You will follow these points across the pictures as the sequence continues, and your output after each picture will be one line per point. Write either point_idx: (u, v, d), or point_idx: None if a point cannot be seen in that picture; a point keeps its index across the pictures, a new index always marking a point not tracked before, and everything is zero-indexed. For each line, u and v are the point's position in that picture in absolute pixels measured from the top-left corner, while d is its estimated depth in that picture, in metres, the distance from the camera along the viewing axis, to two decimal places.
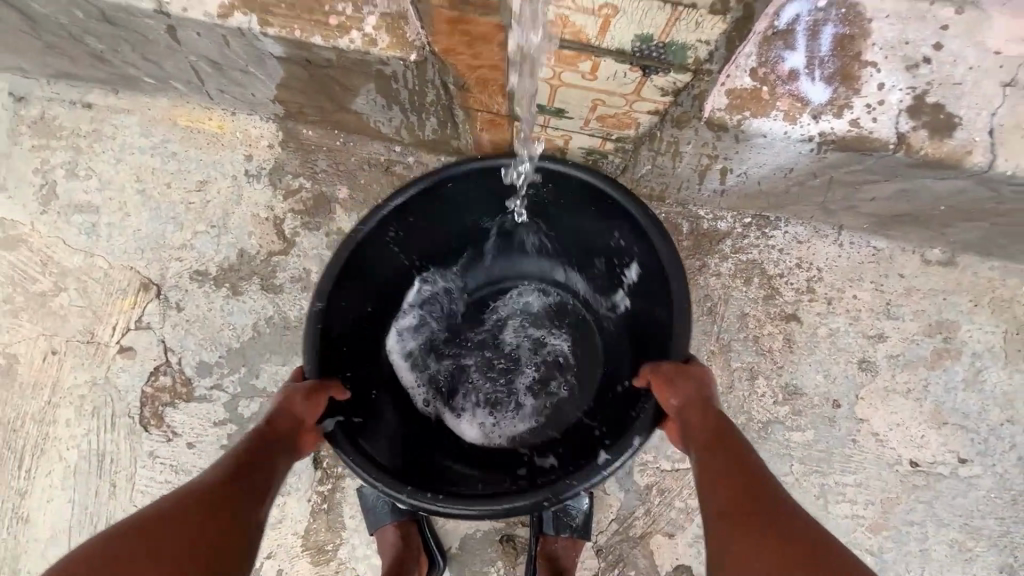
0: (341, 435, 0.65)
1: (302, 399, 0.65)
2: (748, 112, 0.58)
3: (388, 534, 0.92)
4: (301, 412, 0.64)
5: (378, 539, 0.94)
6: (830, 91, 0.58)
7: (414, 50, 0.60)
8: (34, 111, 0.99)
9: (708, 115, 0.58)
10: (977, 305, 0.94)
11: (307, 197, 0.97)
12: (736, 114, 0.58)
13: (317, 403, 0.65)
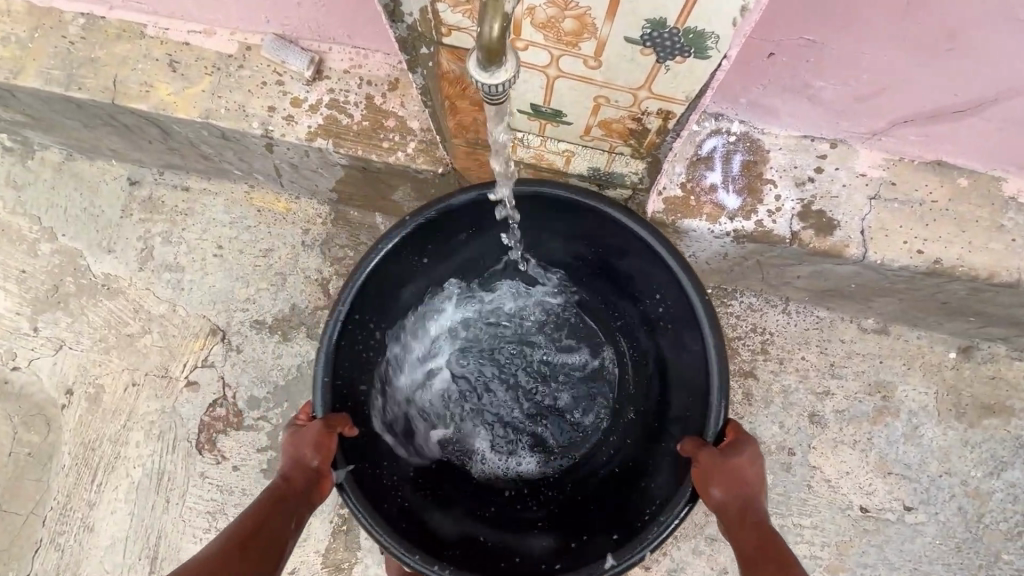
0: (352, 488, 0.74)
1: (321, 448, 0.72)
2: (680, 213, 0.79)
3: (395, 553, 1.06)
4: (315, 460, 0.72)
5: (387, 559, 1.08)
6: (740, 200, 0.79)
7: (442, 165, 0.84)
8: (144, 192, 1.26)
9: (652, 215, 0.80)
10: (910, 369, 1.10)
11: (349, 264, 1.21)
12: (672, 215, 0.80)
13: (324, 448, 0.72)
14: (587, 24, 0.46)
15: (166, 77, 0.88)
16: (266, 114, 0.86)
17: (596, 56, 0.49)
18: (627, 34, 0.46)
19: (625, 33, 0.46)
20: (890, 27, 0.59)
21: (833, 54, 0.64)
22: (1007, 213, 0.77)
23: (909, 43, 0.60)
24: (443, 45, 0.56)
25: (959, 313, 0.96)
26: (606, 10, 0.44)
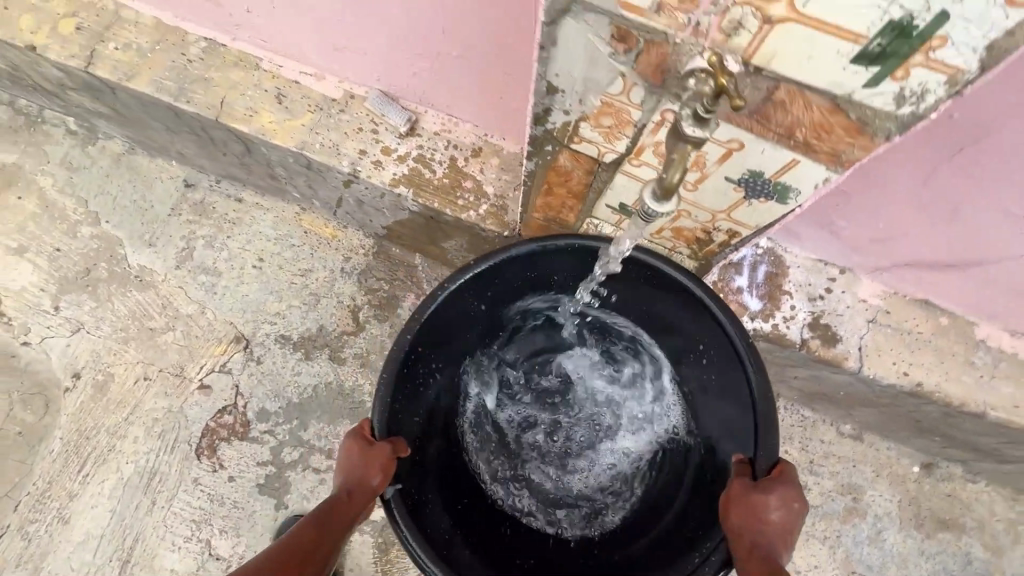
0: (398, 503, 0.77)
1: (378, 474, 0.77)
2: None
3: None
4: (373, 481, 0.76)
5: None
6: (761, 304, 0.91)
7: (508, 229, 0.94)
8: (197, 196, 1.32)
9: None
10: (878, 476, 1.21)
11: (382, 296, 1.27)
12: None
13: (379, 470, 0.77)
14: (701, 163, 0.64)
15: (271, 107, 0.97)
16: (357, 156, 0.96)
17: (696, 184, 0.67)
18: (728, 175, 0.64)
19: (727, 174, 0.64)
20: (914, 193, 0.74)
21: (864, 201, 0.78)
22: (978, 352, 0.91)
23: (925, 207, 0.75)
24: (567, 147, 0.68)
25: (927, 432, 1.09)
26: (720, 156, 0.62)
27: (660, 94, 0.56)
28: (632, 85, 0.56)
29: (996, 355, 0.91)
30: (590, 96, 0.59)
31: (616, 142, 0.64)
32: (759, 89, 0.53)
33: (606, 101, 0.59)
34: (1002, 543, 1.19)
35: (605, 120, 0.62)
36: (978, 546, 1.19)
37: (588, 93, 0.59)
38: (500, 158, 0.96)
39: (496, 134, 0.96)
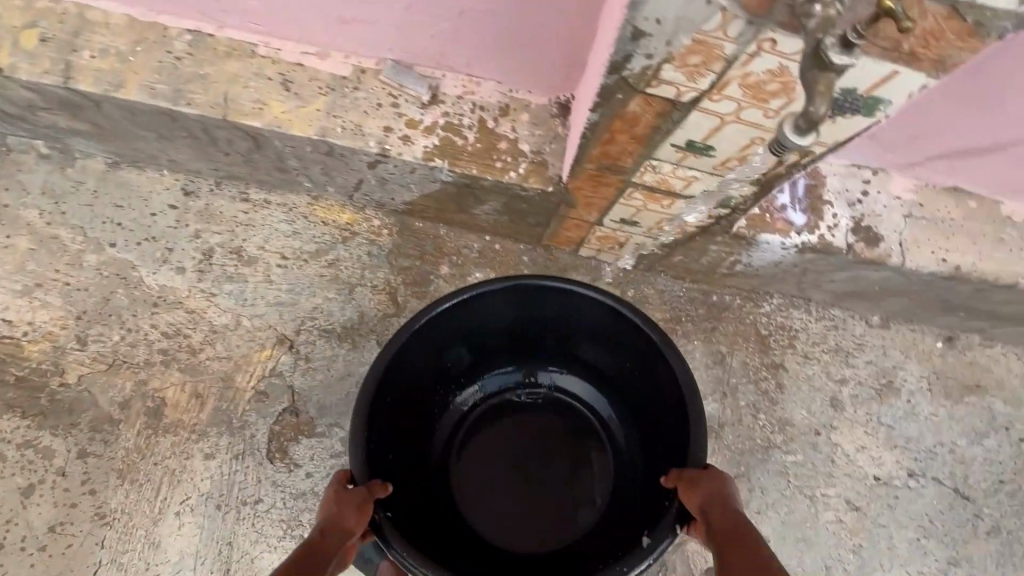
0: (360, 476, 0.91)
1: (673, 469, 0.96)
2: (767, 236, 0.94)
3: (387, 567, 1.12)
4: (348, 521, 0.81)
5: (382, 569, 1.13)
6: (826, 217, 0.95)
7: (551, 184, 0.92)
8: (200, 203, 1.26)
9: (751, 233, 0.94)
10: (907, 357, 1.31)
11: (413, 272, 1.26)
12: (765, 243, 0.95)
13: (367, 508, 0.85)
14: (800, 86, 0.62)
15: (280, 96, 0.92)
16: (384, 135, 0.92)
17: (779, 112, 0.62)
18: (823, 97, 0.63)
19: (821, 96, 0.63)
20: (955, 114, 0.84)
21: (920, 124, 0.86)
22: (1005, 228, 0.98)
23: (965, 112, 0.83)
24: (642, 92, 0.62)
25: (955, 309, 1.17)
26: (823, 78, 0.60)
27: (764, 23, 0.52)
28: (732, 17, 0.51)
29: (1020, 228, 0.98)
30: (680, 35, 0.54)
31: (700, 81, 0.59)
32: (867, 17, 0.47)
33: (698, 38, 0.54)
34: (1020, 396, 1.32)
35: (692, 60, 0.56)
36: (1000, 401, 1.31)
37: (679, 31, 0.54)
38: (530, 112, 0.94)
39: (536, 87, 0.93)
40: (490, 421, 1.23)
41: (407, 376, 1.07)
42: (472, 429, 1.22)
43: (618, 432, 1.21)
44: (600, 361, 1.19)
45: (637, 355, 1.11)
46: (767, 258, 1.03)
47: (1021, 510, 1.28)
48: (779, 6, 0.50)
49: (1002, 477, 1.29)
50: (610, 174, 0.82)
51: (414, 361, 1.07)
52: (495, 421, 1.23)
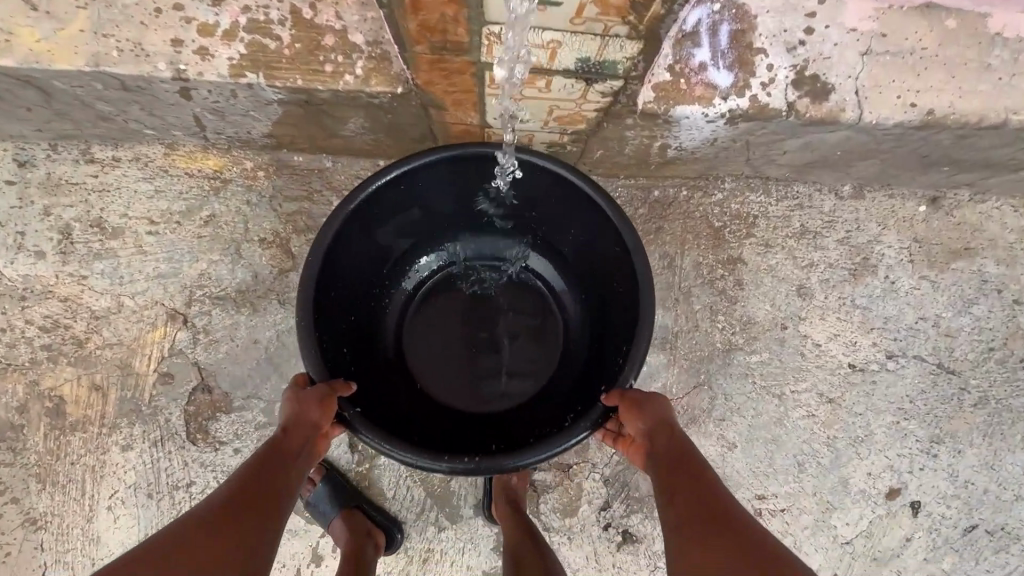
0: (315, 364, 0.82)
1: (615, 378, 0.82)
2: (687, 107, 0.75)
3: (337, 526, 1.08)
4: (312, 418, 0.78)
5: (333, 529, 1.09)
6: (762, 71, 0.74)
7: (398, 84, 0.73)
8: (41, 173, 1.07)
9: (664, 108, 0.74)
10: (885, 227, 1.14)
11: (303, 216, 1.09)
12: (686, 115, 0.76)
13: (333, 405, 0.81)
14: None
15: (31, 21, 0.71)
16: (174, 52, 0.72)
17: None
18: None
19: None
20: None
21: None
22: (993, 50, 0.76)
23: None
24: None
25: (935, 165, 0.97)
26: None
27: None
28: None
29: (1013, 47, 0.76)
30: None
31: None
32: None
33: None
34: (1016, 253, 1.15)
35: None
36: (993, 263, 1.15)
37: None
38: None
39: None
40: (440, 307, 1.07)
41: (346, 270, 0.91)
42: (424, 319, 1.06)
43: (573, 321, 1.05)
44: (562, 249, 1.01)
45: (607, 261, 0.93)
46: (700, 135, 0.83)
47: (1012, 377, 1.17)
48: None
49: (992, 344, 1.16)
50: (453, 55, 0.62)
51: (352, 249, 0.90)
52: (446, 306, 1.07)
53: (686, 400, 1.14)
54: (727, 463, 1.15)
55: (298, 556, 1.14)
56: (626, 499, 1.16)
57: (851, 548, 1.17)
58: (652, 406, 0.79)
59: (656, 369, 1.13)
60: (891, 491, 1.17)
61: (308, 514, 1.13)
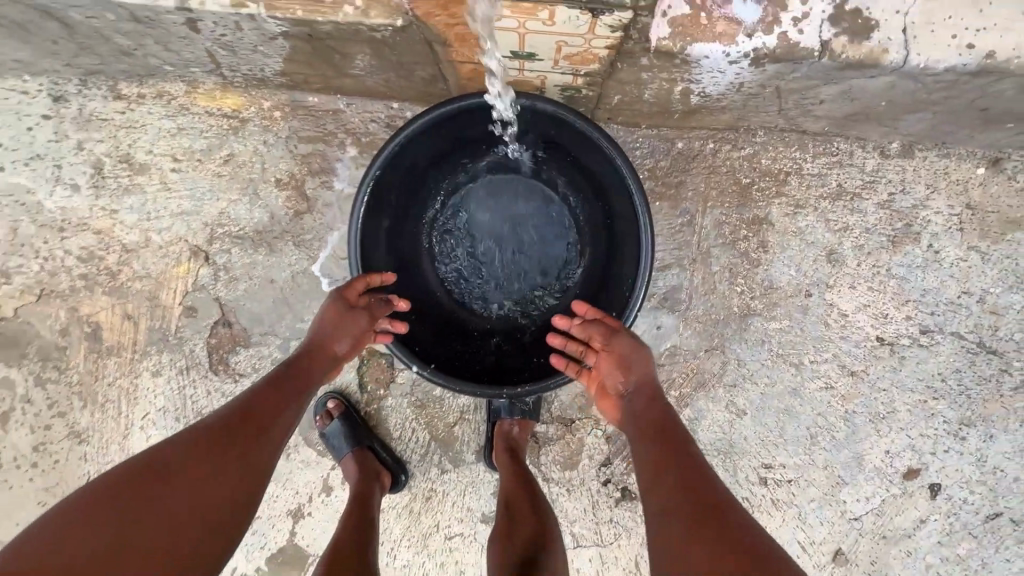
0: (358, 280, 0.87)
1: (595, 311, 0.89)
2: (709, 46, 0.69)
3: (349, 464, 1.12)
4: (334, 351, 0.86)
5: (345, 467, 1.14)
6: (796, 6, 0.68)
7: (400, 17, 0.71)
8: (73, 108, 1.11)
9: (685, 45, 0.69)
10: (934, 191, 1.04)
11: (318, 159, 1.10)
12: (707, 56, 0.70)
13: (361, 340, 0.88)
14: None
15: None
16: None
17: None
18: None
19: None
20: None
21: None
22: None
23: None
24: None
25: (997, 120, 0.87)
26: None
27: None
28: None
29: None
30: None
31: None
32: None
33: None
34: None
35: None
36: None
37: None
38: None
39: None
40: (468, 233, 1.06)
41: (377, 235, 0.91)
42: (447, 250, 1.06)
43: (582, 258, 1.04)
44: (583, 193, 1.00)
45: (617, 220, 0.92)
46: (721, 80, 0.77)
47: None
48: None
49: None
50: None
51: (380, 213, 0.91)
52: (466, 233, 1.06)
53: (696, 364, 1.11)
54: (735, 431, 1.12)
55: (310, 484, 1.22)
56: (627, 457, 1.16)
57: (860, 524, 1.13)
58: (639, 368, 0.84)
59: (667, 331, 1.10)
60: (910, 471, 1.12)
61: (326, 446, 1.18)
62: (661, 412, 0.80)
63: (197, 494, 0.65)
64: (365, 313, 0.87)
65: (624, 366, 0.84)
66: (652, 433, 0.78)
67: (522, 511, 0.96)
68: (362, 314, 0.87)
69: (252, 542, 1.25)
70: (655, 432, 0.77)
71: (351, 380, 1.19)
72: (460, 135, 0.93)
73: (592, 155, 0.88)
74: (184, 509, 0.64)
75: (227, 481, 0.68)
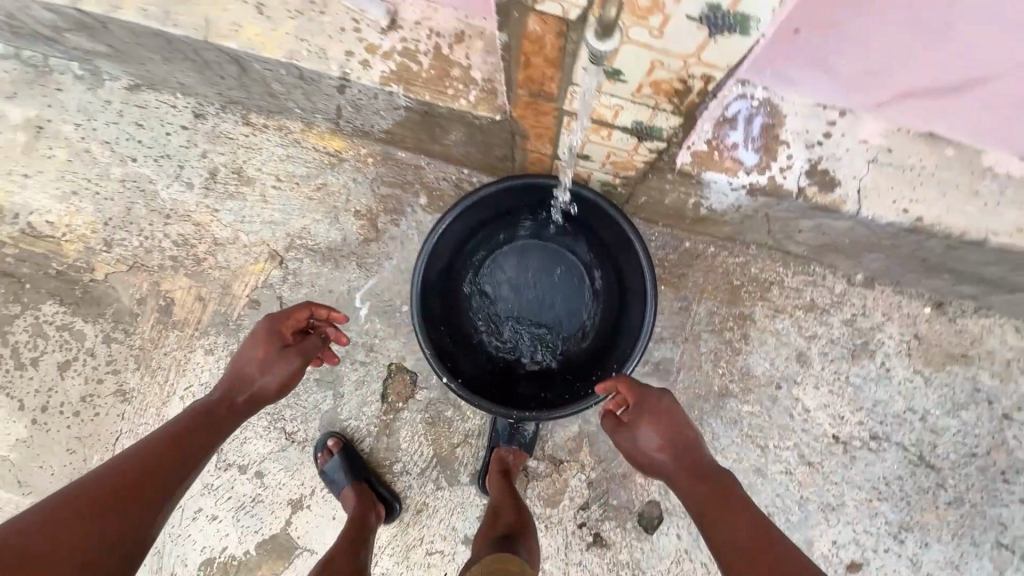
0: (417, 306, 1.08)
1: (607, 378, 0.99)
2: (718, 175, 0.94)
3: (347, 493, 1.24)
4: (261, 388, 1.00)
5: (344, 500, 1.25)
6: (782, 159, 0.93)
7: (499, 113, 0.96)
8: (208, 125, 1.37)
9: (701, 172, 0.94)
10: (888, 319, 1.26)
11: (394, 201, 1.34)
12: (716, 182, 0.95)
13: (286, 380, 1.03)
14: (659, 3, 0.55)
15: (255, 19, 0.99)
16: (345, 60, 0.97)
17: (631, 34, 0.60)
18: (688, 13, 0.55)
19: (686, 12, 0.55)
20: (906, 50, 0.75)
21: (873, 59, 0.78)
22: (983, 180, 0.93)
23: (918, 45, 0.74)
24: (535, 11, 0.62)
25: (935, 270, 1.11)
26: None
27: None
28: None
29: (1001, 181, 0.93)
30: None
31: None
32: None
33: None
34: (1010, 371, 1.25)
35: None
36: (986, 374, 1.25)
37: None
38: (485, 41, 0.96)
39: (492, 15, 0.94)
40: (504, 281, 1.27)
41: (435, 264, 1.13)
42: (483, 292, 1.27)
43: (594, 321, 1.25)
44: (605, 269, 1.22)
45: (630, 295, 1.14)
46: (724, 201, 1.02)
47: (988, 484, 1.25)
48: None
49: (975, 450, 1.24)
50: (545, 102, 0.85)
51: (441, 249, 1.13)
52: (498, 276, 1.27)
53: None
54: None
55: (316, 479, 1.35)
56: (604, 505, 1.29)
57: None
58: (671, 415, 0.93)
59: None
60: (853, 563, 1.25)
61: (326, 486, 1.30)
62: (693, 452, 0.90)
63: (135, 511, 0.76)
64: (296, 355, 1.04)
65: (656, 418, 0.92)
66: (687, 474, 0.88)
67: (504, 507, 1.12)
68: (293, 357, 1.03)
69: (249, 525, 1.35)
70: (692, 473, 0.87)
71: (375, 390, 1.34)
72: (518, 203, 1.16)
73: (619, 242, 1.11)
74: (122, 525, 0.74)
75: (157, 501, 0.79)
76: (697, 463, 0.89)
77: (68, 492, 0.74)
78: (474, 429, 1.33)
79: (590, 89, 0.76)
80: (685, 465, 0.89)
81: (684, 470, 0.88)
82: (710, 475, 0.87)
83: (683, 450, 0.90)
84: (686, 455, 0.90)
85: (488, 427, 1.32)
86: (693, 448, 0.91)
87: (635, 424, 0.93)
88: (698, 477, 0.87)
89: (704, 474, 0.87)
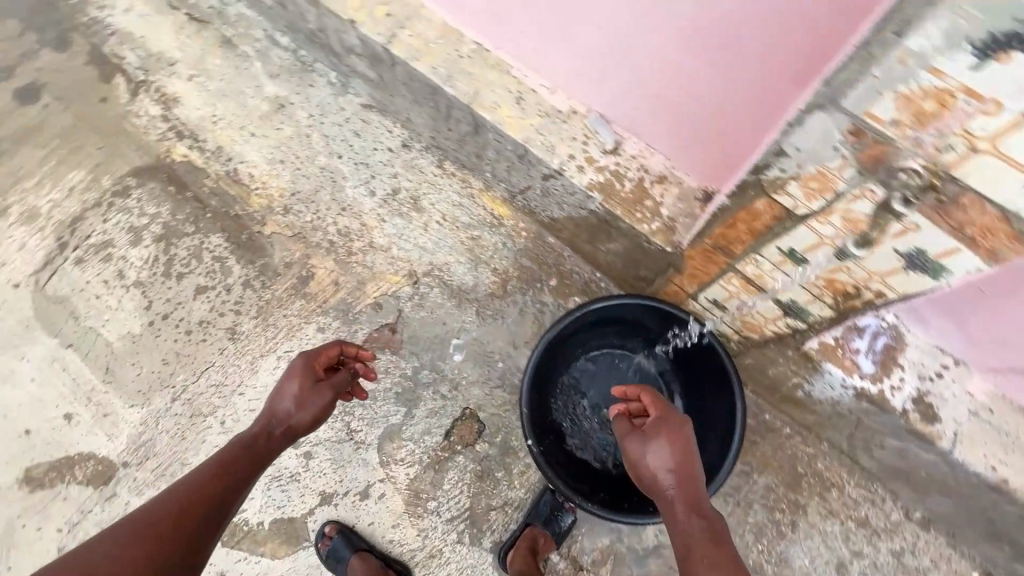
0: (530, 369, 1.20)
1: (635, 387, 1.10)
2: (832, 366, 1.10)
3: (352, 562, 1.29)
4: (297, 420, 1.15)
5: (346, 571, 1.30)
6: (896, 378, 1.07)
7: (671, 246, 1.14)
8: (409, 155, 1.63)
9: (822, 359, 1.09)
10: (935, 567, 1.28)
11: (529, 273, 1.52)
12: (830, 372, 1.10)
13: (319, 414, 1.18)
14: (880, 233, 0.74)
15: (512, 105, 1.24)
16: (568, 160, 1.20)
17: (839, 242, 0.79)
18: (899, 247, 0.74)
19: (898, 246, 0.74)
20: None
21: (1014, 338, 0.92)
22: None
23: None
24: (768, 197, 0.81)
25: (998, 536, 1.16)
26: (898, 232, 0.72)
27: (871, 177, 0.67)
28: (847, 165, 0.67)
29: None
30: (808, 165, 0.72)
31: (813, 203, 0.76)
32: (949, 192, 0.63)
33: (819, 170, 0.71)
34: None
35: (811, 184, 0.74)
36: None
37: (808, 162, 0.71)
38: (680, 189, 1.17)
39: (706, 180, 1.15)
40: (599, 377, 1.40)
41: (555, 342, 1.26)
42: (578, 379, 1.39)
43: None
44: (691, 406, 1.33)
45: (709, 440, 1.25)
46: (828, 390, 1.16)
47: None
48: (884, 171, 0.65)
49: None
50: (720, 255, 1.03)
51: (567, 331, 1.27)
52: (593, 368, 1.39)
53: None
54: None
55: (355, 483, 1.40)
56: None
57: None
58: (679, 431, 1.00)
59: None
60: None
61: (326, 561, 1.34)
62: (690, 468, 0.97)
63: (193, 531, 0.94)
64: (329, 393, 1.19)
65: (659, 428, 1.01)
66: (678, 485, 0.95)
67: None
68: (326, 395, 1.18)
69: (275, 498, 1.39)
70: (685, 488, 0.95)
71: (442, 425, 1.42)
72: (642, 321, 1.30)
73: (717, 392, 1.24)
74: (183, 543, 0.92)
75: (207, 522, 0.96)
76: (691, 485, 0.95)
77: (134, 517, 0.93)
78: (513, 500, 1.38)
79: (772, 266, 0.93)
80: (680, 476, 0.96)
81: (677, 484, 0.95)
82: (703, 502, 0.93)
83: (683, 462, 0.97)
84: (684, 468, 0.97)
85: (528, 503, 1.36)
86: (692, 463, 0.98)
87: (651, 434, 1.01)
88: (688, 497, 0.93)
89: (694, 492, 0.94)
